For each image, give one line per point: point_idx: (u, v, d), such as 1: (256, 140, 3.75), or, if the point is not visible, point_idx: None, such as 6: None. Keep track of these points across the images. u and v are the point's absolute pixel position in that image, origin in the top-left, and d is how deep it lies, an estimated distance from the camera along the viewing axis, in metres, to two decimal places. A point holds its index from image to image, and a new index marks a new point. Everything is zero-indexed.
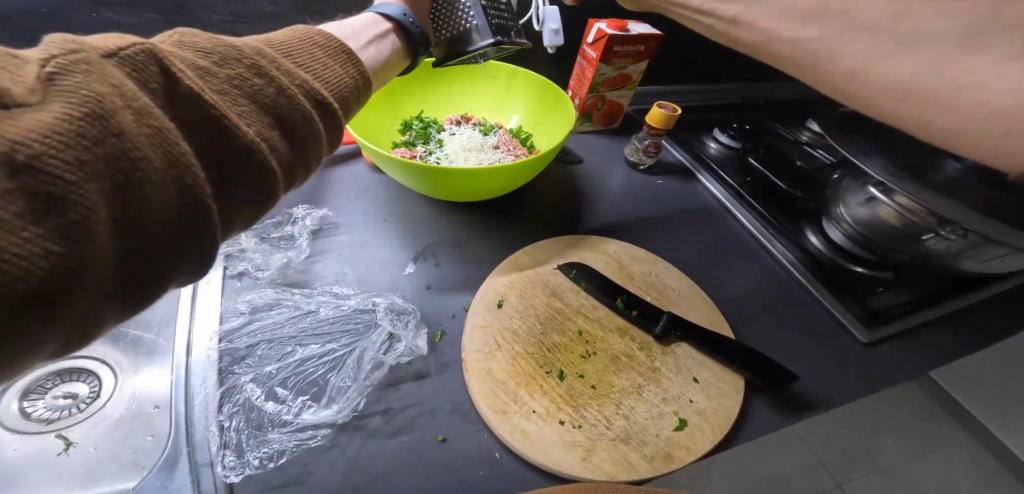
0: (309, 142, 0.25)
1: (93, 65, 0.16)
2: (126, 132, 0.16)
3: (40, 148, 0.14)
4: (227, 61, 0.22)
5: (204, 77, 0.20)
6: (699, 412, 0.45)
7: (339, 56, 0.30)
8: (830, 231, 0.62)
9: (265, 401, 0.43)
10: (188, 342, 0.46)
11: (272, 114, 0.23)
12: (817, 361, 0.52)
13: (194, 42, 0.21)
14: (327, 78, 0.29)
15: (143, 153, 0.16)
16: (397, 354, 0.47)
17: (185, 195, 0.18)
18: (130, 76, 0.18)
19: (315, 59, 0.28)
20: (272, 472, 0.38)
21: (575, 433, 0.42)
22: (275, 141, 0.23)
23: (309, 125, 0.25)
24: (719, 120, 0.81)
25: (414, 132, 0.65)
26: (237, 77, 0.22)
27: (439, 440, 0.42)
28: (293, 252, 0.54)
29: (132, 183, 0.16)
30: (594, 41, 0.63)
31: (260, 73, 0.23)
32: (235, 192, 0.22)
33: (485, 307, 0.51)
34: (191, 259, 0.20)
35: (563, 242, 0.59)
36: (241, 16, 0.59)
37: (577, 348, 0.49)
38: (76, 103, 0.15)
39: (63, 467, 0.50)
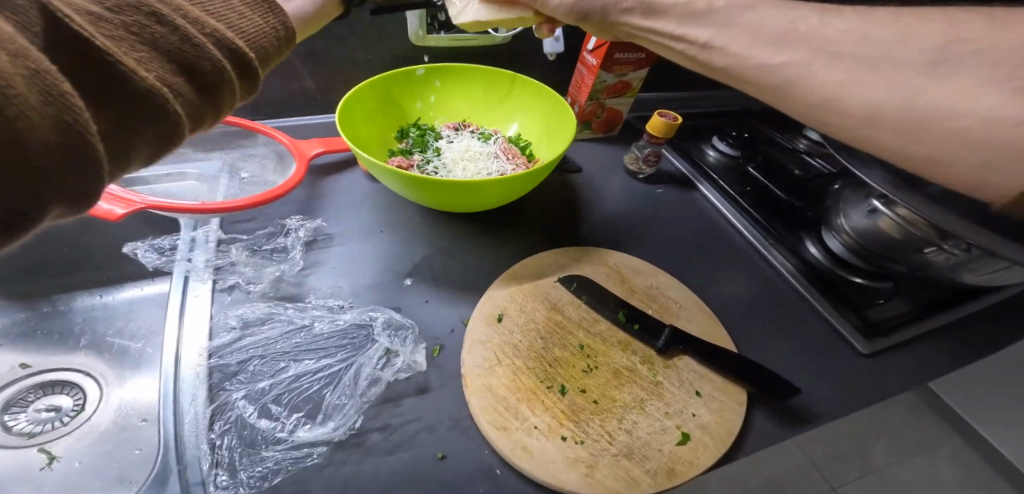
0: (218, 91, 0.25)
1: None
2: (2, 72, 0.14)
3: None
4: (120, 6, 0.20)
5: (95, 23, 0.19)
6: (702, 426, 0.45)
7: (260, 7, 0.30)
8: (829, 241, 0.62)
9: (258, 419, 0.42)
10: (177, 357, 0.44)
11: (178, 61, 0.22)
12: (816, 371, 0.52)
13: None
14: (241, 26, 0.27)
15: (22, 94, 0.15)
16: (394, 369, 0.46)
17: (74, 138, 0.16)
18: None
19: (231, 8, 0.27)
20: (265, 492, 0.37)
21: (578, 449, 0.42)
22: (180, 87, 0.22)
23: (220, 75, 0.24)
24: (717, 128, 0.81)
25: (411, 140, 0.63)
26: (134, 23, 0.20)
27: (438, 457, 0.41)
28: (286, 265, 0.53)
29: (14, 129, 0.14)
30: (595, 48, 0.62)
31: (161, 21, 0.21)
32: (132, 139, 0.20)
33: (485, 320, 0.50)
34: (76, 199, 0.18)
35: (564, 253, 0.59)
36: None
37: (578, 363, 0.48)
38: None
39: (46, 483, 0.48)
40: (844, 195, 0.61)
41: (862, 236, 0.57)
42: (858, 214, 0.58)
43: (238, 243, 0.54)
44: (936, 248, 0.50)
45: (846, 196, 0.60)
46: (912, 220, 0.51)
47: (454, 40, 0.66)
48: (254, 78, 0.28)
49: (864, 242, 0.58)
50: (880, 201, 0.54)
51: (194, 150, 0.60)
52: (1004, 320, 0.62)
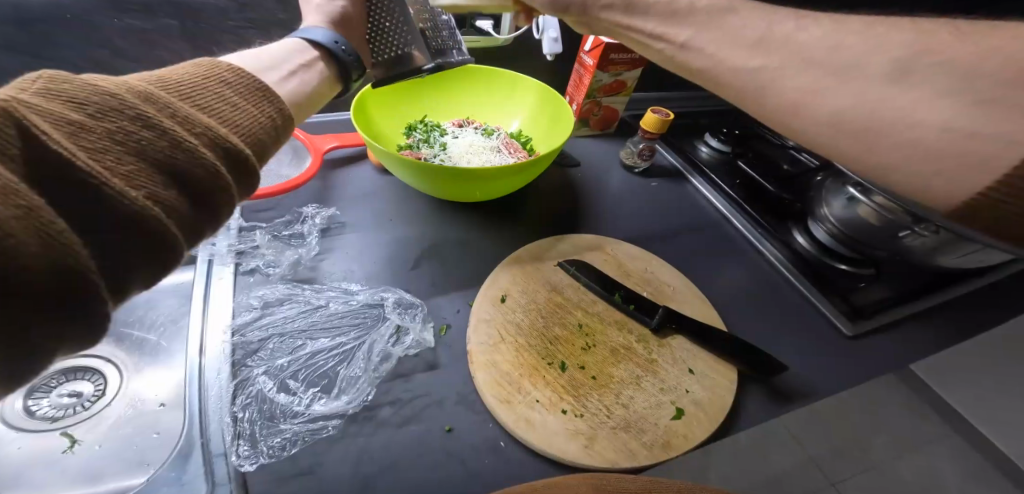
0: (213, 198, 0.24)
1: None
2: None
3: None
4: (106, 113, 0.21)
5: (76, 135, 0.19)
6: (696, 402, 0.47)
7: (253, 95, 0.30)
8: (815, 230, 0.65)
9: (277, 394, 0.44)
10: (200, 340, 0.47)
11: (169, 171, 0.22)
12: (803, 351, 0.55)
13: (63, 91, 0.20)
14: (238, 119, 0.28)
15: (17, 238, 0.16)
16: (405, 346, 0.49)
17: (64, 272, 0.17)
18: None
19: (223, 100, 0.28)
20: (285, 461, 0.40)
21: (577, 421, 0.45)
22: (169, 200, 0.22)
23: (213, 179, 0.24)
24: (710, 125, 0.85)
25: (418, 135, 0.66)
26: (118, 131, 0.21)
27: (445, 430, 0.44)
28: (304, 250, 0.56)
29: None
30: (592, 49, 0.66)
31: (149, 127, 0.22)
32: (126, 266, 0.20)
33: (490, 301, 0.53)
34: (75, 330, 0.19)
35: (564, 241, 0.62)
36: (255, 23, 0.56)
37: (577, 341, 0.51)
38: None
39: (69, 466, 0.48)
40: (826, 185, 0.64)
41: (845, 224, 0.61)
42: (838, 203, 0.61)
43: (261, 228, 0.57)
44: (911, 231, 0.54)
45: (828, 187, 0.64)
46: (890, 208, 0.55)
47: None
48: (252, 175, 0.27)
49: (847, 230, 0.61)
50: (857, 189, 0.58)
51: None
52: (984, 305, 0.65)
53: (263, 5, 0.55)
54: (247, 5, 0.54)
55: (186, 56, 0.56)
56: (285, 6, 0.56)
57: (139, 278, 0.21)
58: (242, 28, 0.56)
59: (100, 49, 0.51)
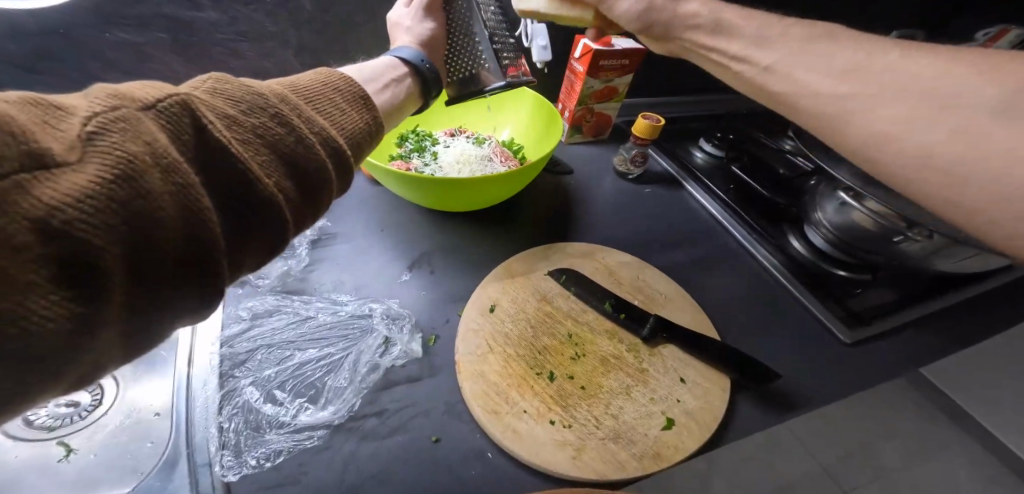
0: (320, 192, 0.26)
1: (130, 123, 0.17)
2: (152, 192, 0.17)
3: (72, 214, 0.15)
4: (252, 109, 0.23)
5: (230, 126, 0.21)
6: (687, 412, 0.46)
7: (356, 102, 0.31)
8: (811, 236, 0.64)
9: (263, 404, 0.44)
10: (189, 356, 0.47)
11: (290, 163, 0.23)
12: (798, 359, 0.54)
13: (225, 89, 0.22)
14: (343, 123, 0.29)
15: (166, 212, 0.17)
16: (392, 357, 0.49)
17: (195, 245, 0.19)
18: (163, 129, 0.18)
19: (335, 105, 0.29)
20: (268, 472, 0.40)
21: (565, 432, 0.44)
22: (288, 190, 0.23)
23: (322, 177, 0.25)
24: (703, 130, 0.84)
25: (410, 145, 0.66)
26: (259, 126, 0.23)
27: (433, 440, 0.44)
28: (293, 262, 0.56)
29: (148, 228, 0.17)
30: (582, 55, 0.66)
31: (282, 123, 0.24)
32: (246, 245, 0.22)
33: (478, 311, 0.52)
34: (197, 300, 0.21)
35: (550, 250, 0.61)
36: (246, 35, 0.56)
37: (567, 350, 0.50)
38: (110, 164, 0.16)
39: (63, 478, 0.45)
40: (820, 190, 0.65)
41: (840, 229, 0.61)
42: (831, 207, 0.62)
43: None
44: (905, 237, 0.54)
45: (821, 192, 0.65)
46: (885, 213, 0.54)
47: None
48: (351, 174, 0.28)
49: (842, 234, 0.61)
50: (848, 194, 0.59)
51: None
52: (989, 311, 0.63)
53: (253, 18, 0.55)
54: (239, 18, 0.55)
55: (179, 69, 0.56)
56: (275, 18, 0.56)
57: (250, 260, 0.23)
58: (233, 41, 0.56)
59: (96, 62, 0.52)
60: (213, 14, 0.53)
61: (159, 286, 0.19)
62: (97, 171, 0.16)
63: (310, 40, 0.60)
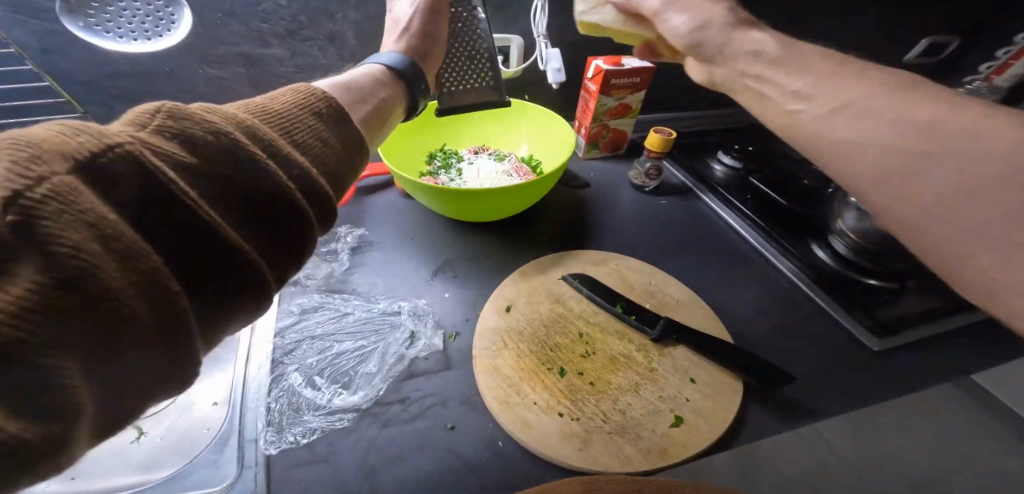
0: (303, 238, 0.25)
1: (67, 197, 0.16)
2: (107, 282, 0.16)
3: (7, 332, 0.14)
4: (217, 152, 0.22)
5: (192, 176, 0.21)
6: (696, 411, 0.47)
7: (332, 124, 0.31)
8: (835, 244, 0.64)
9: (304, 388, 0.50)
10: (248, 355, 0.53)
11: (262, 212, 0.23)
12: (822, 368, 0.52)
13: (179, 129, 0.21)
14: (321, 153, 0.29)
15: (125, 301, 0.17)
16: (417, 349, 0.53)
17: (165, 328, 0.18)
18: (102, 196, 0.17)
19: (313, 131, 0.29)
20: (303, 448, 0.45)
21: (573, 424, 0.46)
22: (262, 241, 0.23)
23: (301, 221, 0.25)
24: (720, 144, 0.85)
25: (438, 162, 0.73)
26: (227, 172, 0.22)
27: (448, 427, 0.47)
28: (336, 265, 0.63)
29: (98, 311, 0.16)
30: (594, 76, 0.70)
31: (253, 166, 0.23)
32: (231, 314, 0.22)
33: (495, 311, 0.56)
34: (176, 384, 0.20)
35: (566, 255, 0.64)
36: (302, 68, 0.64)
37: (577, 348, 0.52)
38: (47, 262, 0.15)
39: (131, 457, 0.49)
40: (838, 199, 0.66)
41: (860, 234, 0.60)
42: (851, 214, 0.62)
43: None
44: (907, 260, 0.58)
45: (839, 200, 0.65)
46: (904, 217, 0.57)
47: None
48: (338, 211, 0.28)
49: (865, 240, 0.60)
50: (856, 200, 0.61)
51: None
52: None
53: (309, 53, 0.63)
54: (298, 53, 0.63)
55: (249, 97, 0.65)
56: (326, 52, 0.64)
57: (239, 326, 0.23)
58: (292, 73, 0.64)
59: (187, 95, 0.62)
60: (279, 50, 0.62)
61: (124, 379, 0.18)
62: (31, 269, 0.15)
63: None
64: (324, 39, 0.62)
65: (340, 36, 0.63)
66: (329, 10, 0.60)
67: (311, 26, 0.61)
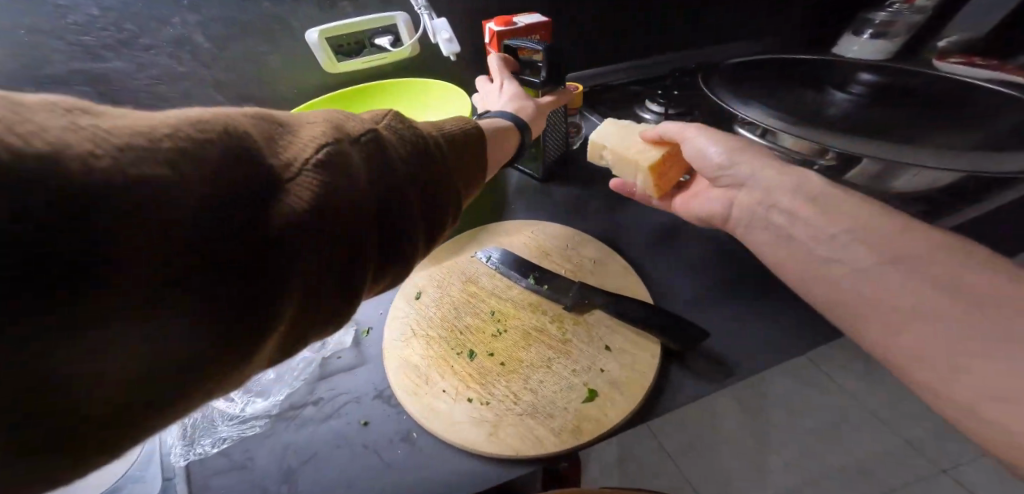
0: (436, 230, 0.34)
1: (342, 153, 0.26)
2: (343, 215, 0.25)
3: (291, 221, 0.23)
4: (416, 150, 0.32)
5: (399, 158, 0.30)
6: (611, 382, 0.44)
7: (475, 147, 0.40)
8: None
9: (218, 401, 0.49)
10: None
11: (428, 201, 0.32)
12: (737, 317, 0.49)
13: (398, 127, 0.32)
14: (462, 170, 0.38)
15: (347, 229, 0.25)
16: (327, 350, 0.52)
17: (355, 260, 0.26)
18: (359, 157, 0.28)
19: (459, 147, 0.38)
20: (217, 458, 0.44)
21: (483, 409, 0.44)
22: (423, 221, 0.32)
23: (442, 217, 0.34)
24: (644, 92, 0.80)
25: None
26: (416, 166, 0.31)
27: (362, 424, 0.45)
28: None
29: (339, 230, 0.25)
30: (488, 42, 0.62)
31: (432, 169, 0.33)
32: (382, 268, 0.30)
33: (406, 300, 0.54)
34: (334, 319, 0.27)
35: (481, 233, 0.61)
36: (161, 78, 0.61)
37: (489, 328, 0.51)
38: (317, 188, 0.24)
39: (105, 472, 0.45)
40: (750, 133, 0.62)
41: None
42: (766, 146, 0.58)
43: None
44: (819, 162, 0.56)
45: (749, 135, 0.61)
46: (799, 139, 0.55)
47: (368, 61, 0.68)
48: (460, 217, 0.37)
49: None
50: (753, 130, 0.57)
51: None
52: None
53: (158, 62, 0.60)
54: (148, 64, 0.60)
55: None
56: (180, 59, 0.61)
57: (383, 279, 0.31)
58: (152, 86, 0.61)
59: None
60: (119, 63, 0.58)
61: (325, 288, 0.25)
62: (310, 186, 0.24)
63: (225, 74, 0.64)
64: (170, 45, 0.59)
65: (187, 40, 0.60)
66: (161, 14, 0.57)
67: (145, 33, 0.57)
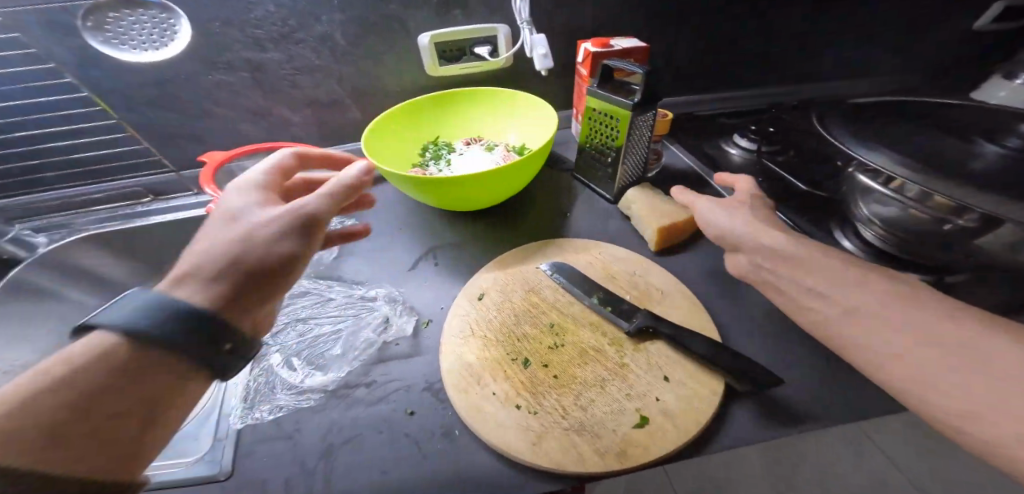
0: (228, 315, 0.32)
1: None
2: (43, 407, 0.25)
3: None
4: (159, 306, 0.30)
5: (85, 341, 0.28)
6: (664, 412, 0.42)
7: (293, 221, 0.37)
8: (865, 232, 0.55)
9: (282, 368, 0.51)
10: None
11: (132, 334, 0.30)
12: (824, 373, 0.45)
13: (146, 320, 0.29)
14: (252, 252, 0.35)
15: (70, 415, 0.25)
16: (389, 334, 0.54)
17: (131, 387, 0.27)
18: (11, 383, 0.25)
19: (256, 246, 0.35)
20: (269, 423, 0.46)
21: (529, 418, 0.43)
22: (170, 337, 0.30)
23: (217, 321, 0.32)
24: (736, 126, 0.80)
25: (428, 154, 0.70)
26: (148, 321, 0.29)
27: (408, 413, 0.46)
28: (326, 253, 0.64)
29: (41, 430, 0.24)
30: (583, 60, 0.64)
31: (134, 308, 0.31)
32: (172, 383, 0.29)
33: (468, 299, 0.55)
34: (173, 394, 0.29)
35: (546, 246, 0.62)
36: (301, 69, 0.68)
37: (546, 339, 0.50)
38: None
39: None
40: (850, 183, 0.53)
41: (892, 224, 0.49)
42: (875, 201, 0.50)
43: None
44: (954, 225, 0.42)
45: (851, 185, 0.53)
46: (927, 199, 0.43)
47: (464, 69, 0.72)
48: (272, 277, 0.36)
49: (898, 231, 0.50)
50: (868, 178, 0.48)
51: None
52: None
53: (304, 55, 0.67)
54: (295, 56, 0.67)
55: (260, 100, 0.70)
56: (319, 53, 0.67)
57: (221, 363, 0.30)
58: (292, 75, 0.69)
59: (203, 99, 0.68)
60: (276, 54, 0.66)
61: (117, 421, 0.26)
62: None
63: (350, 69, 0.70)
64: (315, 41, 0.66)
65: (329, 37, 0.66)
66: (316, 12, 0.63)
67: (301, 30, 0.64)
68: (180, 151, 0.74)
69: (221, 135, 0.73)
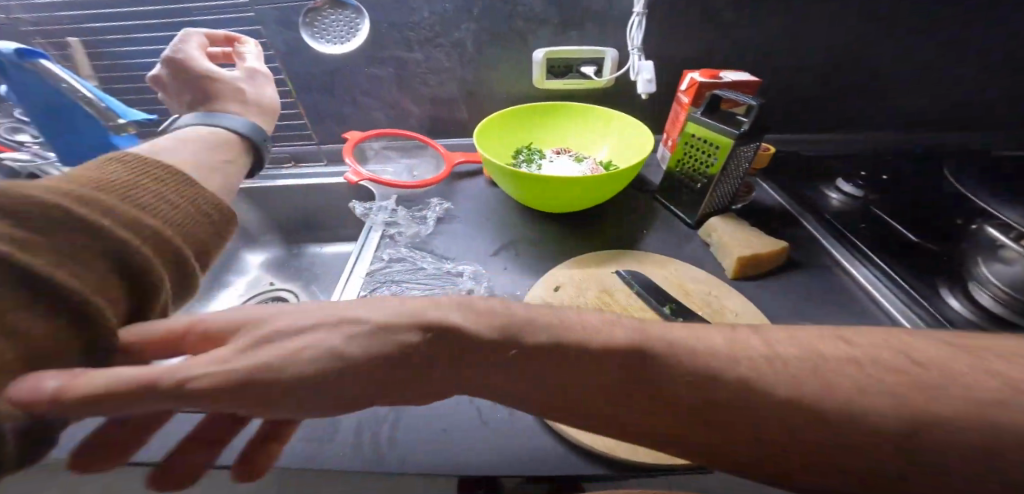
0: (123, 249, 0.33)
1: None
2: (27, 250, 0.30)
3: None
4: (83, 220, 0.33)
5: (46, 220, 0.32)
6: None
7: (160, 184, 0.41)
8: (976, 294, 0.51)
9: None
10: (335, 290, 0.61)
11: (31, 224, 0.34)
12: None
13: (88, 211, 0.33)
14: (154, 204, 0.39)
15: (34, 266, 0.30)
16: None
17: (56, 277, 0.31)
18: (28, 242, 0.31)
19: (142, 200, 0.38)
20: None
21: None
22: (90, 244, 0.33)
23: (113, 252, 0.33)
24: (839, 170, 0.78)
25: (522, 157, 0.76)
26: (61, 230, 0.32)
27: None
28: (422, 228, 0.71)
29: None
30: (688, 88, 0.67)
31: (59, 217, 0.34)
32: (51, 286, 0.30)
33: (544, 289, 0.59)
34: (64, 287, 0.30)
35: (622, 256, 0.64)
36: (432, 69, 0.78)
37: None
38: None
39: None
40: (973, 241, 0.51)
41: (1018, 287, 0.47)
42: (999, 261, 0.48)
43: (401, 207, 0.75)
44: None
45: (973, 245, 0.51)
46: None
47: (567, 84, 0.79)
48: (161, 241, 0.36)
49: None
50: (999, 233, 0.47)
51: (397, 156, 0.84)
52: None
53: (439, 57, 0.77)
54: (431, 58, 0.77)
55: (392, 91, 0.81)
56: (450, 57, 0.77)
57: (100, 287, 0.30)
58: (424, 73, 0.79)
59: (350, 85, 0.80)
60: (418, 54, 0.76)
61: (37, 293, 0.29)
62: None
63: (472, 73, 0.79)
64: (450, 46, 0.76)
65: (462, 44, 0.76)
66: (456, 22, 0.73)
67: (443, 35, 0.74)
68: (320, 127, 0.87)
69: (353, 117, 0.85)
